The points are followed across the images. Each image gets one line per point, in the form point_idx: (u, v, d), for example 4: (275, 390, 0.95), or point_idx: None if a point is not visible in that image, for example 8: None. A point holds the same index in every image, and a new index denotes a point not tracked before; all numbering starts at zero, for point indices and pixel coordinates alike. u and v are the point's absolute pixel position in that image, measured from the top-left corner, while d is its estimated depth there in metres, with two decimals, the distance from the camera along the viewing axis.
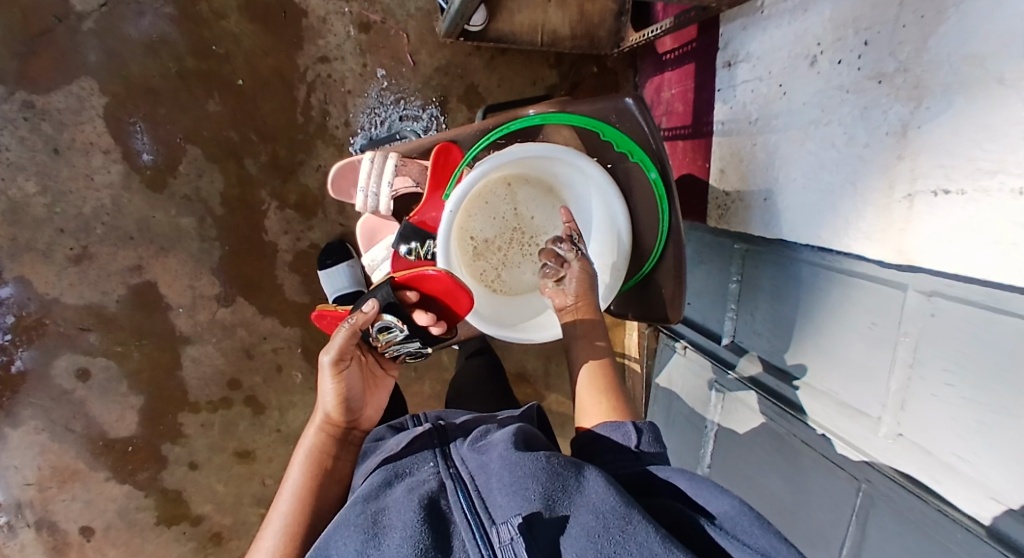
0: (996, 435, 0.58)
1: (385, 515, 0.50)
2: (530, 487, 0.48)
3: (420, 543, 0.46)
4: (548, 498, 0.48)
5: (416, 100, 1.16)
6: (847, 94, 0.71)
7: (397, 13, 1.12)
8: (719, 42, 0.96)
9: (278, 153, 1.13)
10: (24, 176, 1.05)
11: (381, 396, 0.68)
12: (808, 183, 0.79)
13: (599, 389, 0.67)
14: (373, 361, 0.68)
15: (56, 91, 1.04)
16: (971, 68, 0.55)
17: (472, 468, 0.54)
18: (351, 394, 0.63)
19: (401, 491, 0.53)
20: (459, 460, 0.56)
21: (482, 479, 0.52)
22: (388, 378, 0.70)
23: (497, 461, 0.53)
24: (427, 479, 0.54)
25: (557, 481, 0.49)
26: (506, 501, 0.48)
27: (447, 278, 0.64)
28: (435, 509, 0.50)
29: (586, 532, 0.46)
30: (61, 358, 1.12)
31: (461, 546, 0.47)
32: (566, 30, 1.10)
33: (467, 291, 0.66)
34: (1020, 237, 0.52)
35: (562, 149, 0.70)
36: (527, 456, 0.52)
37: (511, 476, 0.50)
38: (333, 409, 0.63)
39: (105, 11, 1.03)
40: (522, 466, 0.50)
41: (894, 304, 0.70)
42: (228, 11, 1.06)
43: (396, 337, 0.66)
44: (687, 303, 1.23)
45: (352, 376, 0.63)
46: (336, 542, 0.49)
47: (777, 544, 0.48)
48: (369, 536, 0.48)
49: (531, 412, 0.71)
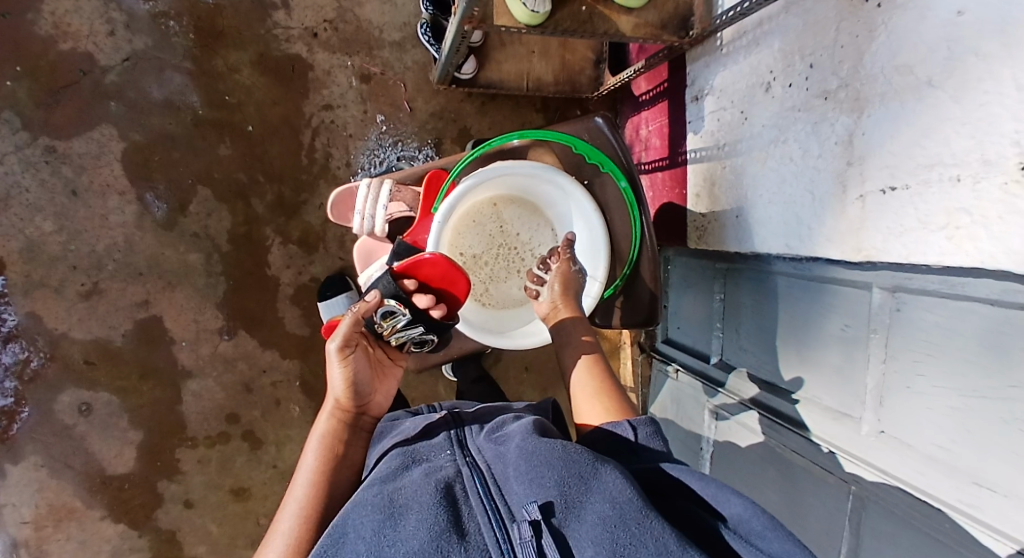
0: (973, 421, 0.59)
1: (402, 495, 0.50)
2: (547, 475, 0.49)
3: (437, 524, 0.46)
4: (563, 485, 0.48)
5: (413, 142, 1.25)
6: (799, 112, 0.78)
7: (395, 66, 1.23)
8: (686, 80, 1.05)
9: (283, 193, 1.20)
10: (42, 217, 1.12)
11: (390, 384, 0.71)
12: (772, 197, 0.85)
13: (595, 393, 0.69)
14: (380, 351, 0.71)
15: (78, 137, 1.13)
16: (902, 76, 0.62)
17: (488, 458, 0.55)
18: (360, 378, 0.65)
19: (419, 474, 0.54)
20: (475, 450, 0.58)
21: (499, 467, 0.53)
22: (398, 367, 0.73)
23: (515, 451, 0.54)
24: (444, 465, 0.55)
25: (572, 469, 0.49)
26: (522, 489, 0.49)
27: (443, 262, 0.69)
28: (451, 492, 0.50)
29: (602, 520, 0.45)
30: (65, 393, 1.15)
31: (476, 528, 0.47)
32: (550, 77, 1.19)
33: (461, 270, 0.70)
34: (963, 222, 0.56)
35: (540, 165, 0.76)
36: (545, 444, 0.53)
37: (527, 463, 0.51)
38: (342, 394, 0.65)
39: (127, 65, 1.13)
40: (539, 454, 0.51)
41: (862, 304, 0.74)
42: (241, 66, 1.17)
43: (400, 322, 0.69)
44: (675, 327, 1.26)
45: (359, 361, 0.65)
46: (353, 520, 0.49)
47: (790, 548, 0.47)
48: (385, 516, 0.48)
49: (547, 406, 0.75)
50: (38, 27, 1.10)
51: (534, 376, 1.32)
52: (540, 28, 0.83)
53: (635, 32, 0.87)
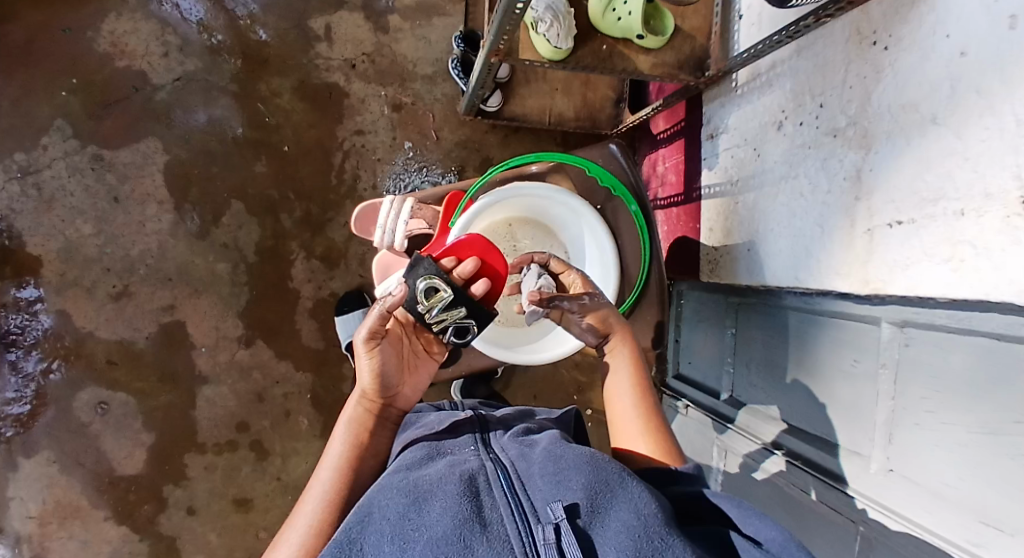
0: (979, 456, 0.58)
1: (426, 482, 0.50)
2: (573, 478, 0.50)
3: (460, 513, 0.45)
4: (590, 490, 0.48)
5: (437, 168, 1.30)
6: (809, 149, 0.80)
7: (425, 97, 1.30)
8: (702, 118, 1.09)
9: (311, 211, 1.26)
10: (83, 220, 1.19)
11: (419, 378, 0.69)
12: (783, 230, 0.87)
13: (653, 437, 0.67)
14: (412, 344, 0.69)
15: (124, 149, 1.21)
16: (907, 114, 0.64)
17: (512, 456, 0.55)
18: (386, 370, 0.65)
19: (443, 465, 0.53)
20: (499, 448, 0.58)
21: (523, 465, 0.54)
22: (431, 361, 0.71)
23: (540, 453, 0.55)
24: (467, 458, 0.55)
25: (600, 475, 0.50)
26: (547, 487, 0.49)
27: (479, 241, 0.69)
28: (475, 484, 0.50)
29: (627, 529, 0.45)
30: (85, 390, 1.19)
31: (497, 519, 0.46)
32: (571, 113, 1.24)
33: (498, 249, 0.69)
34: (968, 254, 0.57)
35: (554, 188, 0.80)
36: (572, 450, 0.54)
37: (554, 466, 0.52)
38: (368, 385, 0.65)
39: (177, 85, 1.22)
40: (566, 459, 0.52)
41: (869, 338, 0.74)
42: (282, 91, 1.25)
43: (444, 301, 0.66)
44: (686, 362, 1.26)
45: (386, 353, 0.65)
46: (378, 502, 0.50)
47: None
48: (410, 500, 0.48)
49: (569, 415, 0.74)
50: (97, 45, 1.20)
51: (542, 403, 1.32)
52: (561, 64, 0.89)
53: (653, 71, 0.92)
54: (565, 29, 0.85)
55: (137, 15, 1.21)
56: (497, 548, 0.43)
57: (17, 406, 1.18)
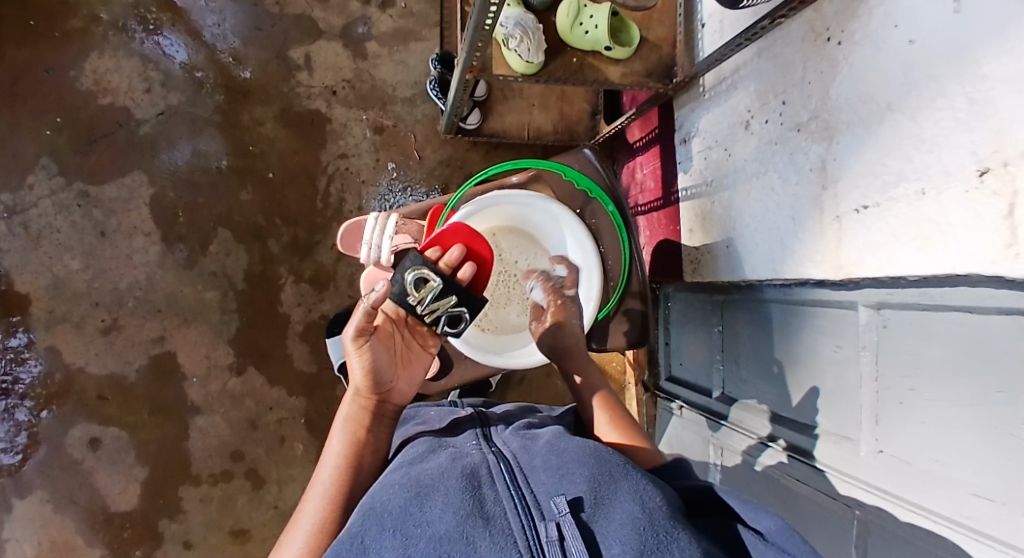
0: (961, 430, 0.60)
1: (428, 476, 0.50)
2: (577, 472, 0.51)
3: (462, 508, 0.46)
4: (594, 483, 0.49)
5: (421, 187, 1.32)
6: (776, 145, 0.83)
7: (406, 119, 1.33)
8: (675, 124, 1.12)
9: (298, 235, 1.27)
10: (71, 256, 1.20)
11: (414, 371, 0.71)
12: (758, 226, 0.90)
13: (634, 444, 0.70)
14: (405, 339, 0.71)
15: (110, 183, 1.22)
16: (865, 104, 0.67)
17: (514, 449, 0.56)
18: (379, 366, 0.66)
19: (445, 459, 0.54)
20: (501, 442, 0.58)
21: (525, 458, 0.54)
22: (425, 354, 0.73)
23: (543, 447, 0.56)
24: (470, 453, 0.55)
25: (603, 469, 0.51)
26: (551, 481, 0.50)
27: (464, 228, 0.73)
28: (478, 477, 0.50)
29: (632, 521, 0.45)
30: (76, 427, 1.18)
31: (502, 512, 0.46)
32: (549, 127, 1.27)
33: (483, 236, 0.73)
34: (930, 233, 0.59)
35: (533, 195, 0.83)
36: (576, 446, 0.56)
37: (557, 461, 0.53)
38: (363, 382, 0.66)
39: (161, 118, 1.24)
40: (570, 454, 0.54)
41: (850, 324, 0.77)
42: (265, 120, 1.28)
43: (434, 290, 0.68)
44: (677, 364, 1.27)
45: (378, 348, 0.66)
46: (381, 498, 0.50)
47: None
48: (412, 494, 0.48)
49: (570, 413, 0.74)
50: (80, 83, 1.22)
51: None
52: (534, 77, 0.92)
53: (623, 80, 0.95)
54: (535, 44, 0.89)
55: (119, 53, 1.24)
56: (501, 542, 0.43)
57: (9, 455, 1.17)
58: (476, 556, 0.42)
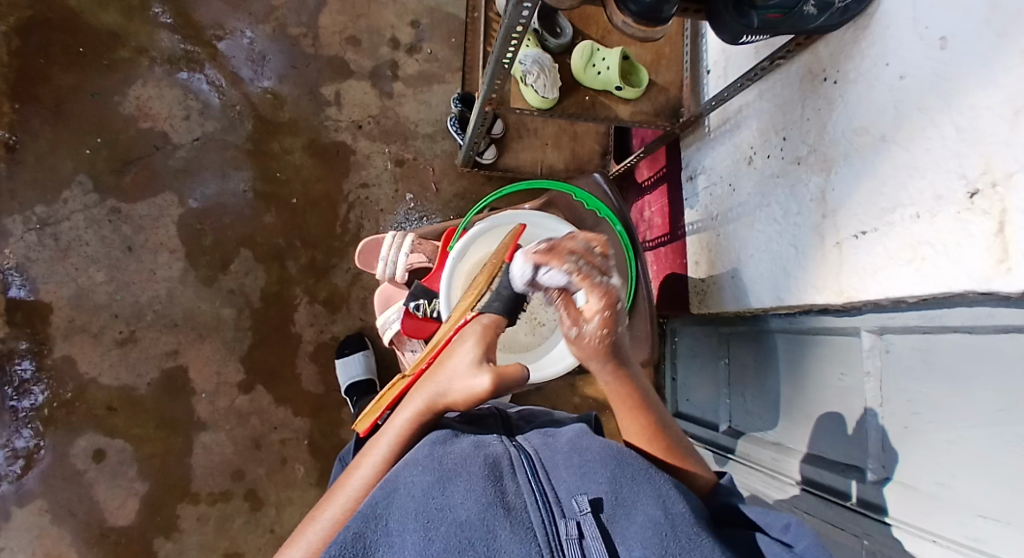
0: (967, 452, 0.60)
1: (451, 460, 0.51)
2: (599, 471, 0.50)
3: (484, 497, 0.47)
4: (614, 483, 0.50)
5: (437, 218, 1.38)
6: (778, 179, 0.88)
7: (426, 153, 1.40)
8: (681, 162, 1.18)
9: (316, 258, 1.32)
10: (96, 268, 1.25)
11: None
12: (761, 256, 0.93)
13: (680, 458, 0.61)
14: None
15: (142, 202, 1.29)
16: (860, 137, 0.71)
17: (535, 444, 0.56)
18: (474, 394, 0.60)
19: (469, 444, 0.54)
20: (522, 437, 0.58)
21: (546, 453, 0.54)
22: None
23: (565, 443, 0.55)
24: (492, 442, 0.55)
25: (626, 471, 0.51)
26: (571, 478, 0.50)
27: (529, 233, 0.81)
28: (500, 468, 0.50)
29: (653, 525, 0.46)
30: (82, 437, 1.19)
31: (521, 505, 0.47)
32: (561, 165, 1.33)
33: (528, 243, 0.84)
34: (926, 254, 0.62)
35: (545, 216, 0.91)
36: (598, 444, 0.54)
37: (579, 458, 0.52)
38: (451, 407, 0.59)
39: (196, 144, 1.32)
40: (591, 452, 0.52)
41: (853, 350, 0.78)
42: (294, 149, 1.35)
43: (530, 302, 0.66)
44: (683, 399, 1.27)
45: None
46: (404, 478, 0.51)
47: None
48: (435, 479, 0.49)
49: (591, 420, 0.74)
50: (123, 109, 1.31)
51: None
52: (548, 111, 0.98)
53: (632, 118, 1.01)
54: (550, 80, 0.95)
55: (162, 83, 1.33)
56: (520, 533, 0.44)
57: (10, 464, 1.17)
58: (496, 543, 0.44)
